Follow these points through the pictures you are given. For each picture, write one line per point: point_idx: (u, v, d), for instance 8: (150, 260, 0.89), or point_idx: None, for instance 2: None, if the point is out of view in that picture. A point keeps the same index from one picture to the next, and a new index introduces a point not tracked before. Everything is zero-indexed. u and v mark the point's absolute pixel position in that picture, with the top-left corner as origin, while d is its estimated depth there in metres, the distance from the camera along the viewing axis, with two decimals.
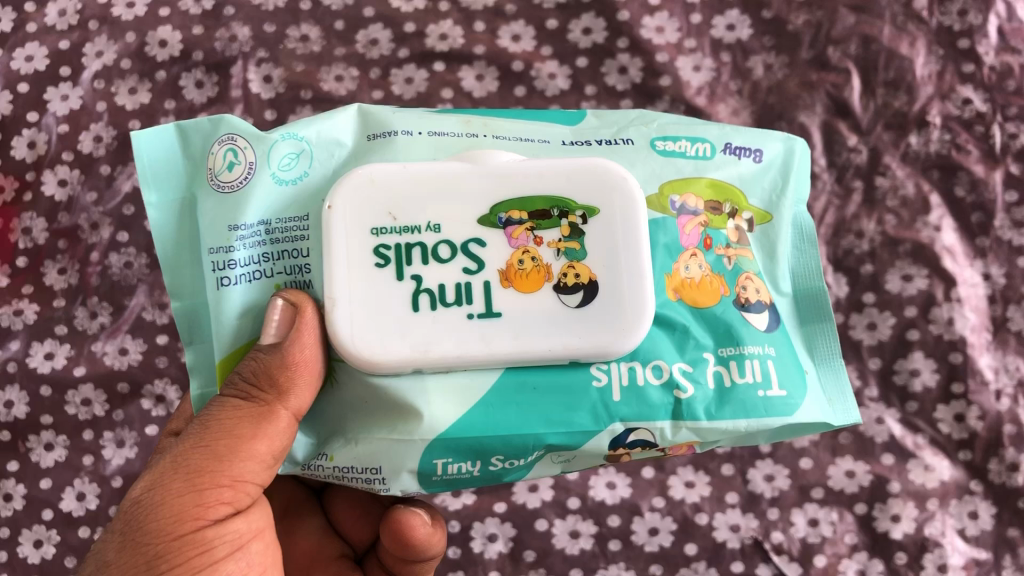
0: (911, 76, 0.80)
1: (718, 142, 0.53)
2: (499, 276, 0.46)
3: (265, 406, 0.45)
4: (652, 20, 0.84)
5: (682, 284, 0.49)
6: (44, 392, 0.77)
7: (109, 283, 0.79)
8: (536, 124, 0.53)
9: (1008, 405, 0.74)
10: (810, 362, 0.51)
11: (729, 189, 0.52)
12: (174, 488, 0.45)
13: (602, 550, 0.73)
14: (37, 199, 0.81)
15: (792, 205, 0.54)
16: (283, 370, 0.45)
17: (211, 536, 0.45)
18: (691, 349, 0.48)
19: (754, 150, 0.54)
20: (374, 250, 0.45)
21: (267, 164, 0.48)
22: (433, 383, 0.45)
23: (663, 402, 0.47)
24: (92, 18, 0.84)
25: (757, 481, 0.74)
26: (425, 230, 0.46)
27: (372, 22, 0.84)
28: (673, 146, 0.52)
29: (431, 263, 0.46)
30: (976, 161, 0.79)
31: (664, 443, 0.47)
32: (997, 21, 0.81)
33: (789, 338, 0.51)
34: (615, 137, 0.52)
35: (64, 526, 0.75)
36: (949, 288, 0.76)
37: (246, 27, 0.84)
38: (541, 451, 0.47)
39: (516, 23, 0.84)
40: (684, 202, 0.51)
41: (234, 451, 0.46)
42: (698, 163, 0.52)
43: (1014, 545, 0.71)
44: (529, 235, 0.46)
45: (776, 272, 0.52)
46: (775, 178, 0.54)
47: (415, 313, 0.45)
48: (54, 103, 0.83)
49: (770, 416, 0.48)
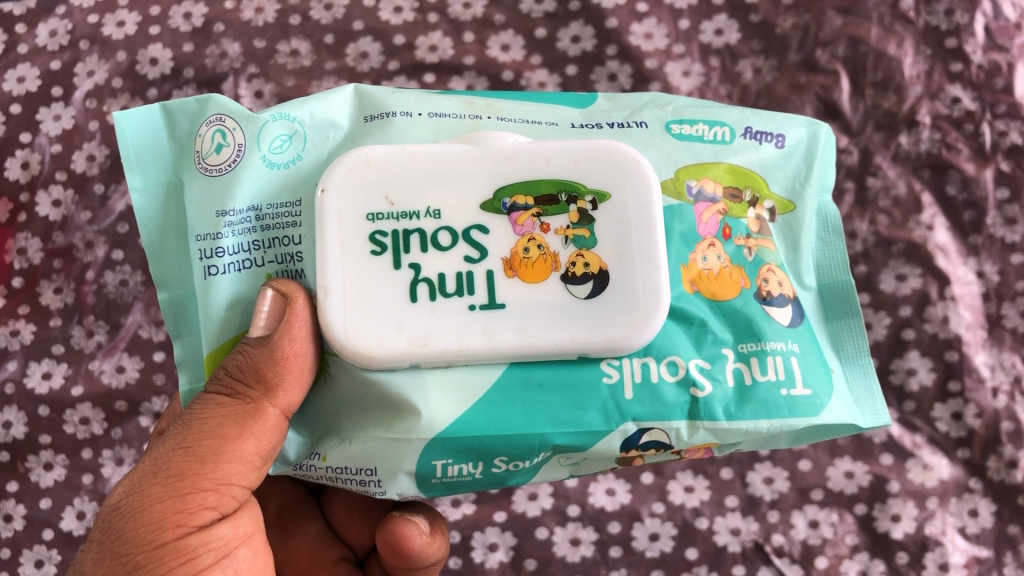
0: (899, 76, 0.81)
1: (737, 126, 0.54)
2: (503, 265, 0.46)
3: (251, 404, 0.46)
4: (641, 27, 0.84)
5: (698, 276, 0.49)
6: (42, 412, 0.77)
7: (106, 301, 0.79)
8: (546, 108, 0.54)
9: (1005, 401, 0.74)
10: (836, 360, 0.52)
11: (750, 175, 0.53)
12: (156, 494, 0.45)
13: (603, 557, 0.73)
14: (32, 219, 0.81)
15: (815, 193, 0.55)
16: (271, 366, 0.45)
17: (194, 544, 0.45)
18: (709, 345, 0.48)
19: (776, 135, 0.55)
20: (369, 237, 0.46)
21: (257, 146, 0.49)
22: (431, 380, 0.46)
23: (680, 400, 0.47)
24: (84, 38, 0.85)
25: (756, 485, 0.74)
26: (424, 216, 0.46)
27: (362, 36, 0.85)
28: (689, 129, 0.53)
29: (430, 252, 0.46)
30: (966, 160, 0.79)
31: (680, 446, 0.48)
32: (984, 19, 0.81)
33: (812, 334, 0.51)
34: (627, 121, 0.53)
35: (65, 546, 0.75)
36: (943, 287, 0.76)
37: (237, 43, 0.84)
38: (548, 453, 0.47)
39: (505, 33, 0.85)
40: (701, 188, 0.51)
41: (218, 453, 0.46)
42: (716, 148, 0.53)
43: (1014, 542, 0.71)
44: (535, 222, 0.47)
45: (799, 263, 0.53)
46: (798, 166, 0.55)
47: (413, 303, 0.45)
48: (47, 124, 0.83)
49: (793, 416, 0.48)
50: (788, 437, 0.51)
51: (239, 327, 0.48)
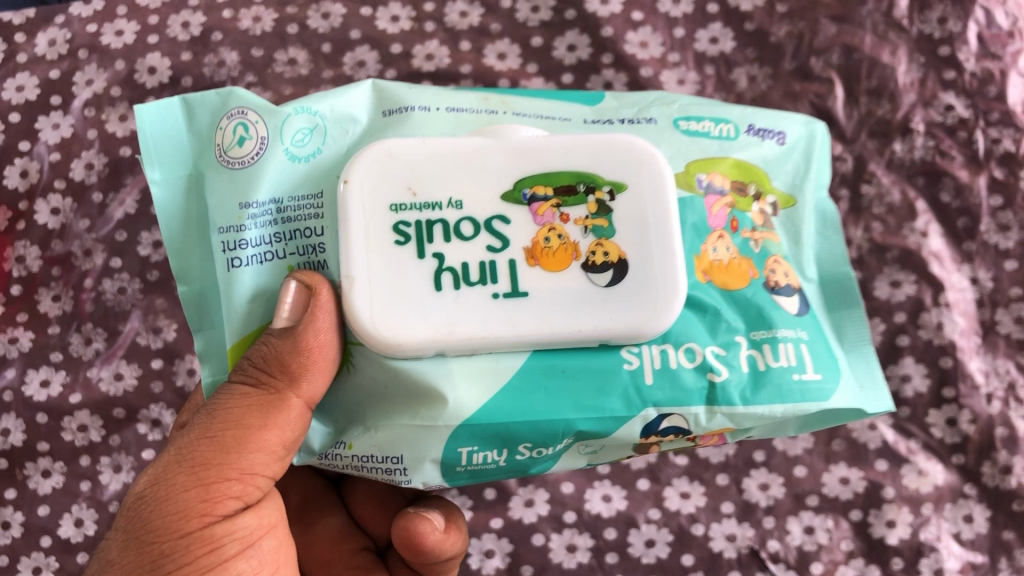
0: (893, 84, 0.81)
1: (741, 123, 0.56)
2: (525, 255, 0.47)
3: (275, 394, 0.47)
4: (636, 35, 0.85)
5: (710, 266, 0.51)
6: (40, 419, 0.78)
7: (104, 309, 0.80)
8: (554, 103, 0.56)
9: (999, 407, 0.75)
10: (840, 348, 0.54)
11: (755, 170, 0.55)
12: (181, 484, 0.46)
13: (599, 563, 0.73)
14: (30, 227, 0.82)
15: (813, 190, 0.58)
16: (296, 357, 0.46)
17: (218, 533, 0.46)
18: (723, 332, 0.50)
19: (777, 132, 0.57)
20: (393, 227, 0.47)
21: (280, 139, 0.50)
22: (455, 368, 0.47)
23: (698, 385, 0.49)
24: (82, 47, 0.85)
25: (751, 490, 0.74)
26: (447, 206, 0.47)
27: (359, 44, 0.85)
28: (697, 126, 0.55)
29: (454, 241, 0.47)
30: (960, 167, 0.79)
31: (698, 430, 0.49)
32: (976, 28, 0.82)
33: (817, 323, 0.53)
34: (638, 116, 0.55)
35: (63, 552, 0.75)
36: (938, 293, 0.77)
37: (234, 52, 0.85)
38: (570, 439, 0.49)
39: (501, 41, 0.85)
40: (710, 181, 0.53)
41: (243, 443, 0.47)
42: (723, 143, 0.55)
43: (1009, 548, 0.72)
44: (554, 212, 0.48)
45: (801, 256, 0.56)
46: (798, 162, 0.58)
47: (437, 292, 0.46)
48: (46, 132, 0.84)
49: (806, 401, 0.49)
50: (794, 422, 0.53)
51: (263, 318, 0.49)
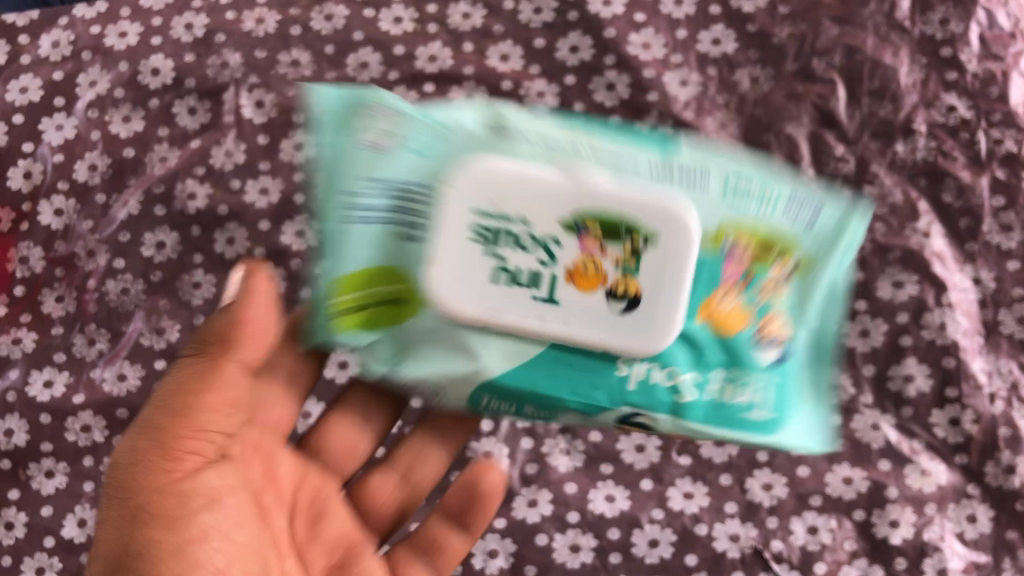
0: (895, 85, 0.81)
1: (785, 193, 0.47)
2: (564, 274, 0.44)
3: (211, 358, 0.47)
4: (638, 37, 0.85)
5: (711, 309, 0.45)
6: (43, 420, 0.78)
7: (107, 309, 0.80)
8: (625, 147, 0.46)
9: (1002, 407, 0.75)
10: (802, 402, 0.48)
11: (779, 240, 0.46)
12: (138, 456, 0.46)
13: (603, 563, 0.73)
14: (34, 229, 0.82)
15: (834, 268, 0.48)
16: (222, 322, 0.47)
17: (177, 492, 0.46)
18: (706, 358, 0.46)
19: (812, 210, 0.47)
20: (470, 228, 0.43)
21: (375, 108, 0.46)
22: (494, 338, 0.45)
23: (663, 398, 0.45)
24: (86, 48, 0.85)
25: (755, 491, 0.74)
26: (515, 222, 0.43)
27: (362, 46, 0.85)
28: (744, 190, 0.46)
29: (515, 251, 0.44)
30: (962, 167, 0.79)
31: (658, 430, 0.47)
32: (978, 28, 0.82)
33: (784, 380, 0.47)
34: (740, 172, 0.47)
35: (66, 553, 0.75)
36: (940, 293, 0.77)
37: (237, 54, 0.85)
38: (563, 412, 0.47)
39: (504, 43, 0.86)
40: (732, 247, 0.45)
41: (190, 403, 0.47)
42: (760, 210, 0.46)
43: (1013, 547, 0.72)
44: (598, 244, 0.44)
45: (805, 312, 0.47)
46: (830, 229, 0.47)
47: (490, 283, 0.44)
48: (50, 134, 0.84)
49: (739, 431, 0.46)
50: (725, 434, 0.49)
51: None
